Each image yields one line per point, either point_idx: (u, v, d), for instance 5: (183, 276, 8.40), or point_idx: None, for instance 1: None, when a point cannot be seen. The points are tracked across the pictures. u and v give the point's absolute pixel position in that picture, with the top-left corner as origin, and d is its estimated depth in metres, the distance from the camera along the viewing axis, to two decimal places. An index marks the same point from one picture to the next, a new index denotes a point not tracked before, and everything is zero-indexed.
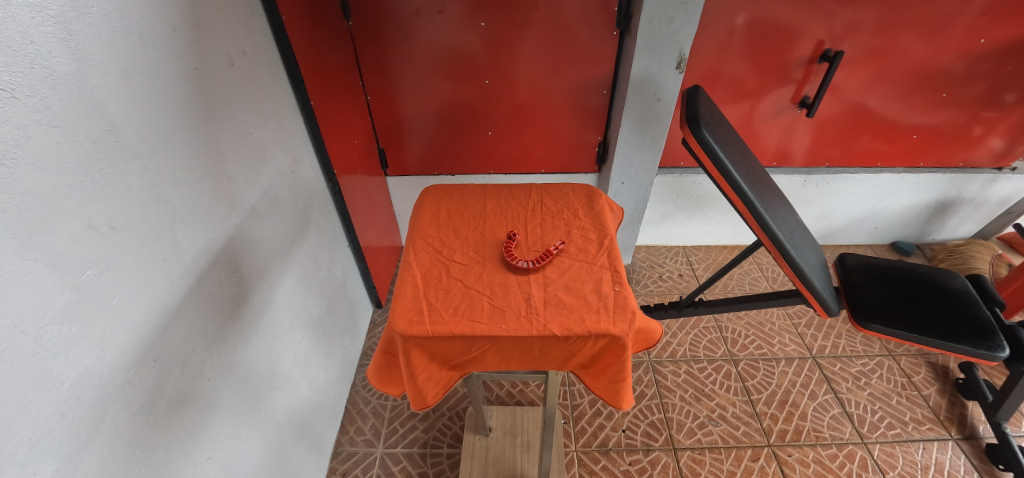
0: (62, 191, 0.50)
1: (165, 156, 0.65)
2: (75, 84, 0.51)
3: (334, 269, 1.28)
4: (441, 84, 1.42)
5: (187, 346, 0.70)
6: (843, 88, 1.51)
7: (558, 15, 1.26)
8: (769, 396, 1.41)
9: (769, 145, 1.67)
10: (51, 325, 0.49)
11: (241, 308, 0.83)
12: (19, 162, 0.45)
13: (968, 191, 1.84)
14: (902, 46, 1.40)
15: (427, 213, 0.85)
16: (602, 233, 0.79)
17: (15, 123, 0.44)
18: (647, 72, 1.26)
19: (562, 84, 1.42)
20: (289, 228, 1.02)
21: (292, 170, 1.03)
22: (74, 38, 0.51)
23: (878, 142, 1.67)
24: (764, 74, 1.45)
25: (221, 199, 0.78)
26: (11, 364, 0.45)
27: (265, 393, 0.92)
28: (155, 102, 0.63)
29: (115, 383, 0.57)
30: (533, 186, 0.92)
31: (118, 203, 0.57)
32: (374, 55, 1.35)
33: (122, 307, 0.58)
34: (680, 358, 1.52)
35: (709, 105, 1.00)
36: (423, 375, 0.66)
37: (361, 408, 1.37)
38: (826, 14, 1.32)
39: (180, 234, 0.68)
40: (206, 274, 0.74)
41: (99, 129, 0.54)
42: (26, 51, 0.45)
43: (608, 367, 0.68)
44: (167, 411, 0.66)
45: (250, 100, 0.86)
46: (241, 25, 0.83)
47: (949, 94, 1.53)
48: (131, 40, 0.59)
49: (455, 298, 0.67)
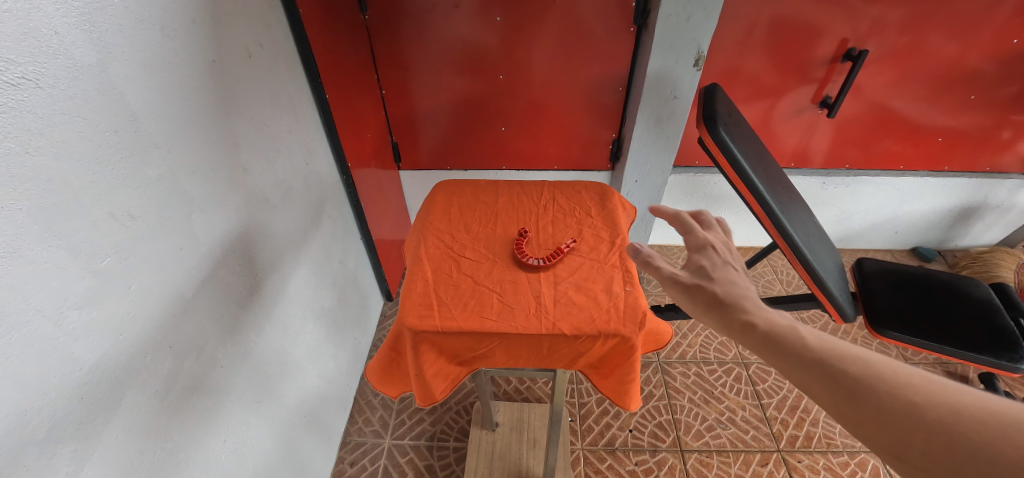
0: (85, 180, 0.51)
1: (185, 148, 0.66)
2: (97, 75, 0.52)
3: (346, 261, 1.29)
4: (456, 79, 1.42)
5: (202, 333, 0.71)
6: (866, 88, 1.47)
7: (573, 11, 1.25)
8: (780, 401, 1.39)
9: (788, 145, 1.63)
10: (73, 310, 0.51)
11: (255, 298, 0.85)
12: (42, 151, 0.46)
13: (994, 197, 1.78)
14: (930, 44, 1.35)
15: (439, 208, 0.85)
16: (614, 233, 0.79)
17: (38, 113, 0.46)
18: (664, 70, 1.24)
19: (577, 80, 1.41)
20: (303, 219, 1.03)
21: (307, 163, 1.04)
22: (97, 29, 0.52)
23: (901, 144, 1.63)
24: (785, 73, 1.42)
25: (238, 191, 0.79)
26: (32, 346, 0.47)
27: (277, 382, 0.94)
28: (174, 92, 0.63)
29: (131, 368, 0.58)
30: (545, 183, 0.92)
31: (137, 193, 0.58)
32: (389, 48, 1.35)
33: (141, 294, 0.59)
34: (690, 360, 1.50)
35: (727, 104, 0.98)
36: (431, 370, 0.66)
37: (370, 399, 1.39)
38: (851, 12, 1.28)
39: (196, 224, 0.69)
40: (221, 262, 0.75)
41: (120, 120, 0.55)
42: (50, 41, 0.47)
43: (617, 368, 0.67)
44: (182, 397, 0.67)
45: (267, 92, 0.87)
46: (258, 18, 0.83)
47: (978, 96, 1.48)
48: (152, 32, 0.59)
49: (464, 294, 0.67)
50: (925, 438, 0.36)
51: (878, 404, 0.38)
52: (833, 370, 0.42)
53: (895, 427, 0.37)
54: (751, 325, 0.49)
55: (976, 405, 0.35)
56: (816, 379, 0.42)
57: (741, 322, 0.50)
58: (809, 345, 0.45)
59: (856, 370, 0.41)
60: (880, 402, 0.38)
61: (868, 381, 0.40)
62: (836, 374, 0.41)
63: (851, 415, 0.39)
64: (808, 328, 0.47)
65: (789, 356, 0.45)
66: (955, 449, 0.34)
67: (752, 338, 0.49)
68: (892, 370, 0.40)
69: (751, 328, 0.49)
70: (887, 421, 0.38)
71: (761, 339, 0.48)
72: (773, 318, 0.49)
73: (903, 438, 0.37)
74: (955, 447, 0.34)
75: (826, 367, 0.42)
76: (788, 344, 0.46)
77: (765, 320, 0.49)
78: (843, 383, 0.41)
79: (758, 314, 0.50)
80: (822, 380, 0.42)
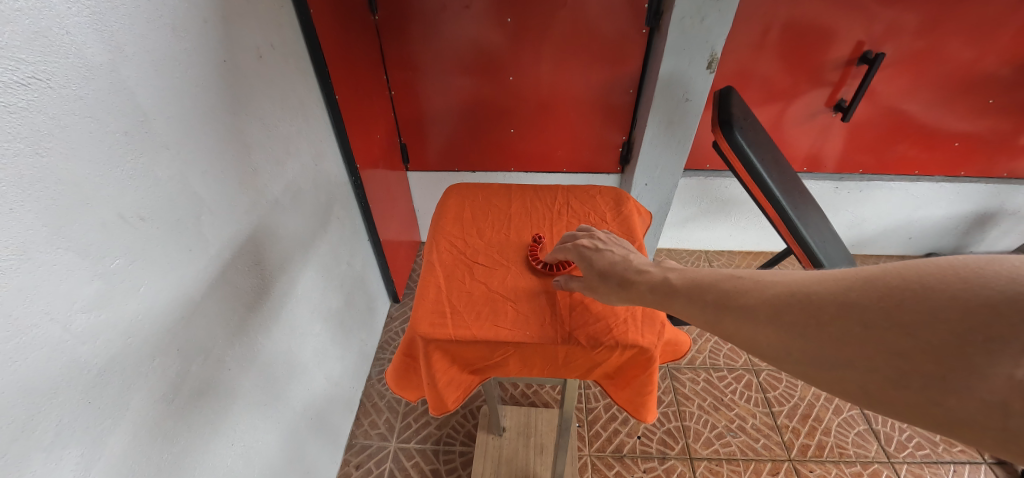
0: (95, 182, 0.51)
1: (195, 149, 0.65)
2: (108, 75, 0.51)
3: (354, 263, 1.29)
4: (466, 80, 1.42)
5: (210, 336, 0.71)
6: (882, 91, 1.44)
7: (585, 12, 1.23)
8: (792, 409, 1.37)
9: (801, 149, 1.61)
10: (82, 313, 0.50)
11: (263, 300, 0.84)
12: (52, 151, 0.46)
13: (1011, 203, 1.75)
14: (949, 47, 1.32)
15: (451, 212, 0.84)
16: (629, 239, 0.77)
17: (48, 113, 0.45)
18: (676, 72, 1.23)
19: (587, 82, 1.39)
20: (312, 221, 1.02)
21: (316, 164, 1.03)
22: (108, 28, 0.51)
23: (917, 149, 1.60)
24: (799, 76, 1.40)
25: (247, 192, 0.78)
26: (41, 349, 0.46)
27: (284, 384, 0.93)
28: (184, 92, 0.63)
29: (138, 371, 0.58)
30: (558, 187, 0.91)
31: (147, 194, 0.57)
32: (399, 49, 1.34)
33: (149, 297, 0.58)
34: (699, 366, 1.48)
35: (742, 107, 0.96)
36: (443, 379, 0.65)
37: (376, 402, 1.38)
38: (867, 14, 1.26)
39: (206, 226, 0.68)
40: (230, 264, 0.74)
41: (130, 120, 0.54)
42: (61, 41, 0.46)
43: (634, 379, 0.66)
44: (189, 400, 0.67)
45: (277, 93, 0.86)
46: (269, 18, 0.83)
47: (996, 100, 1.45)
48: (163, 31, 0.59)
49: (478, 301, 0.66)
50: (875, 330, 0.33)
51: (823, 319, 0.36)
52: (774, 308, 0.40)
53: (850, 335, 0.34)
54: (692, 298, 0.48)
55: (895, 272, 0.34)
56: (763, 325, 0.40)
57: (682, 295, 0.50)
58: (745, 293, 0.43)
59: (792, 296, 0.39)
60: (825, 316, 0.36)
61: (807, 300, 0.38)
62: (779, 310, 0.40)
63: (812, 347, 0.37)
64: (735, 274, 0.46)
65: (736, 314, 0.43)
66: (905, 323, 0.32)
67: (700, 311, 0.47)
68: (820, 278, 0.39)
69: (695, 301, 0.48)
70: (839, 331, 0.35)
71: (703, 305, 0.47)
72: (706, 280, 0.49)
73: (860, 340, 0.34)
74: (906, 322, 0.32)
75: (770, 308, 0.40)
76: (729, 301, 0.44)
77: (692, 286, 0.49)
78: (788, 314, 0.39)
79: (692, 282, 0.50)
80: (768, 321, 0.40)
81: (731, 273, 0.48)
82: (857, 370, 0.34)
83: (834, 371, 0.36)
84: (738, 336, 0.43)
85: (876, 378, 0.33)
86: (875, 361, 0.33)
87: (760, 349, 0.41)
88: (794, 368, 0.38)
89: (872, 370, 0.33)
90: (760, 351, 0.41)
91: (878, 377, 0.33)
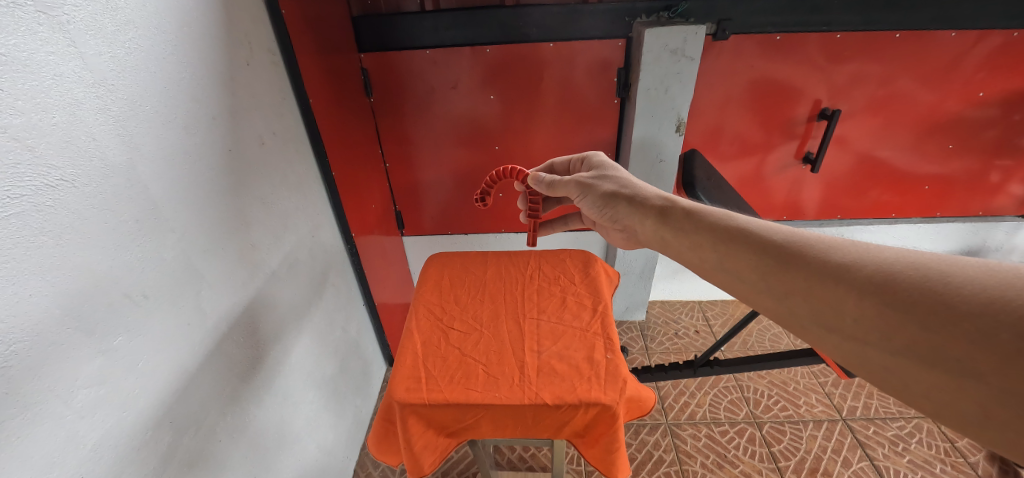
0: (105, 266, 0.56)
1: (196, 228, 0.71)
2: (125, 172, 0.58)
3: (349, 328, 1.32)
4: (457, 150, 1.52)
5: (203, 406, 0.73)
6: (848, 142, 1.53)
7: (563, 85, 1.36)
8: (798, 464, 1.32)
9: (779, 198, 1.68)
10: (83, 388, 0.54)
11: (257, 369, 0.87)
12: (71, 241, 0.52)
13: (993, 239, 1.80)
14: (904, 98, 1.42)
15: (430, 281, 0.89)
16: (596, 300, 0.82)
17: (71, 209, 0.52)
18: (648, 136, 1.34)
19: (569, 147, 1.49)
20: (307, 289, 1.07)
21: (313, 235, 1.10)
22: (129, 132, 0.59)
23: (890, 193, 1.66)
24: (768, 132, 1.50)
25: (245, 265, 0.84)
26: (42, 425, 0.49)
27: (276, 456, 0.93)
28: (192, 180, 0.70)
29: (131, 445, 0.60)
30: (531, 253, 0.96)
31: (153, 275, 0.63)
32: (393, 126, 1.46)
33: (146, 371, 0.62)
34: (700, 420, 1.45)
35: (705, 169, 1.11)
36: (419, 442, 0.66)
37: (370, 471, 1.35)
38: (820, 76, 1.38)
39: (204, 300, 0.73)
40: (226, 336, 0.78)
41: (141, 210, 0.61)
42: (87, 146, 0.53)
43: (602, 437, 0.67)
44: (180, 472, 0.68)
45: (278, 174, 0.95)
46: (273, 109, 0.93)
47: (958, 145, 1.53)
48: (177, 130, 0.67)
49: (451, 366, 0.69)
50: (1002, 341, 0.36)
51: (943, 317, 0.39)
52: (881, 285, 0.43)
53: (972, 339, 0.37)
54: (768, 251, 0.53)
55: None
56: (865, 304, 0.43)
57: (758, 253, 0.54)
58: (846, 264, 0.46)
59: (904, 279, 0.42)
60: (942, 308, 0.39)
61: (918, 286, 0.41)
62: (884, 287, 0.43)
63: (921, 342, 0.40)
64: (835, 241, 0.49)
65: (828, 281, 0.47)
66: None
67: (781, 271, 0.51)
68: (945, 272, 0.41)
69: (773, 256, 0.52)
70: (959, 332, 0.38)
71: (790, 263, 0.50)
72: (791, 242, 0.52)
73: (980, 347, 0.37)
74: None
75: (872, 283, 0.43)
76: (824, 269, 0.47)
77: (778, 246, 0.53)
78: (899, 301, 0.41)
79: (771, 241, 0.54)
80: (874, 301, 0.43)
81: (824, 237, 0.51)
82: (954, 367, 0.38)
83: (929, 368, 0.40)
84: (829, 307, 0.46)
85: (990, 385, 0.36)
86: (980, 363, 0.37)
87: (856, 326, 0.44)
88: (889, 357, 0.42)
89: (985, 375, 0.37)
90: (843, 324, 0.45)
91: (983, 382, 0.37)
